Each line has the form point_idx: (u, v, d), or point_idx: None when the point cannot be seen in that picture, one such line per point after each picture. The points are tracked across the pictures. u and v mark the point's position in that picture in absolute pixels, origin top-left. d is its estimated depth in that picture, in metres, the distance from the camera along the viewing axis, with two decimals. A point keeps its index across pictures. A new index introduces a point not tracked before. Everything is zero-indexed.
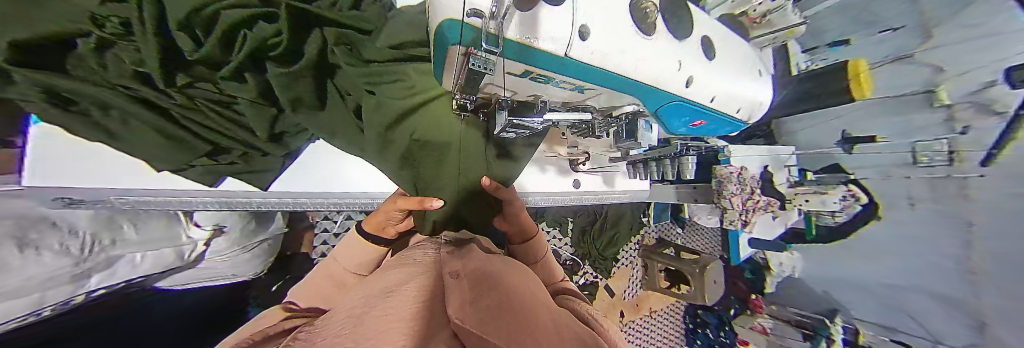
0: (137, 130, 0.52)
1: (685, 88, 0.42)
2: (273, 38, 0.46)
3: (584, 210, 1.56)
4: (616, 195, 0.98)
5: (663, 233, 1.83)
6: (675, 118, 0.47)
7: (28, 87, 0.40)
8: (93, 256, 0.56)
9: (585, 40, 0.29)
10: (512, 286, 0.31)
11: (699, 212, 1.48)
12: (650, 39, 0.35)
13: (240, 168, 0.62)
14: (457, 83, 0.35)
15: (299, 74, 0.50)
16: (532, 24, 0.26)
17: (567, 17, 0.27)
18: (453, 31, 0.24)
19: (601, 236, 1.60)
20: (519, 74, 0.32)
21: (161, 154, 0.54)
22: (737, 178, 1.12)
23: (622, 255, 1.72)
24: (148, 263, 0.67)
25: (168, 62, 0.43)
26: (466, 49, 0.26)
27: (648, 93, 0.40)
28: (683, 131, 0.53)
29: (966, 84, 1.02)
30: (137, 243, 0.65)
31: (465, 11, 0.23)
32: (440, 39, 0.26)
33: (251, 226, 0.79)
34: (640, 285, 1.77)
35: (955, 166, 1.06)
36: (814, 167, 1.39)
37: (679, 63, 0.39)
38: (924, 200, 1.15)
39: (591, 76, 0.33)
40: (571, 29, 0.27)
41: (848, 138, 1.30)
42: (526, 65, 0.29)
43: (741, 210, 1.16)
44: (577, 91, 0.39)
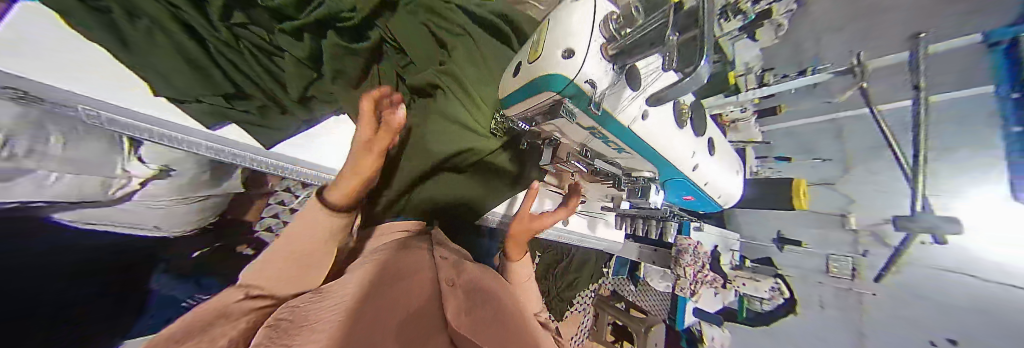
0: (162, 48, 0.42)
1: (691, 171, 0.52)
2: None
3: (554, 247, 1.61)
4: (597, 241, 1.04)
5: (619, 286, 1.93)
6: (676, 189, 0.57)
7: None
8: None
9: (646, 120, 0.40)
10: (503, 303, 0.33)
11: (653, 275, 1.64)
12: (681, 129, 0.45)
13: (257, 120, 0.54)
14: (528, 112, 0.41)
15: None
16: (617, 100, 0.36)
17: (634, 102, 0.37)
18: (559, 82, 0.31)
19: (563, 276, 1.64)
20: (585, 126, 0.40)
21: (178, 80, 0.44)
22: (692, 250, 1.25)
23: (578, 300, 1.72)
24: (62, 189, 0.44)
25: None
26: (561, 97, 0.33)
27: (662, 165, 0.49)
28: (676, 199, 0.63)
29: (870, 217, 1.27)
30: (64, 161, 0.44)
31: (578, 75, 0.31)
32: (545, 80, 0.33)
33: (205, 176, 0.65)
34: (588, 335, 1.76)
35: (856, 281, 1.31)
36: (752, 255, 1.68)
37: (693, 153, 0.49)
38: (831, 305, 1.36)
39: (635, 143, 0.42)
40: (637, 113, 0.39)
41: (782, 238, 1.55)
42: (598, 123, 0.38)
43: (691, 282, 1.29)
44: (615, 151, 0.47)
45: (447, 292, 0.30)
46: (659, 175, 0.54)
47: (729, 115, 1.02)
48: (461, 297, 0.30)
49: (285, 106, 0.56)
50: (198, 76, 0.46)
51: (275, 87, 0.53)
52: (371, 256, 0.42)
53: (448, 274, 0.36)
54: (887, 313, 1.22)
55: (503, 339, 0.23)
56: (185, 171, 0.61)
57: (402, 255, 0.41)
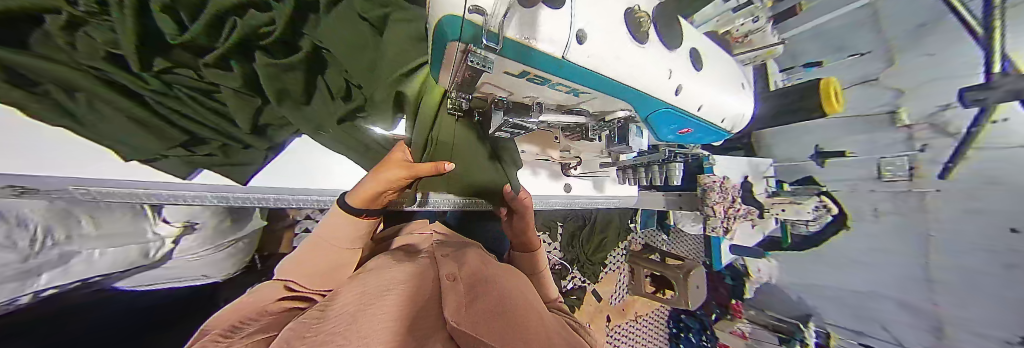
0: (108, 115, 0.40)
1: (675, 96, 0.42)
2: (267, 28, 0.36)
3: (574, 215, 1.59)
4: (604, 201, 0.98)
5: (650, 239, 1.86)
6: (664, 125, 0.48)
7: None
8: (33, 252, 0.41)
9: (582, 44, 0.28)
10: (507, 293, 0.33)
11: (684, 219, 1.58)
12: (643, 47, 0.35)
13: (221, 161, 0.54)
14: (455, 81, 0.34)
15: (292, 67, 0.42)
16: (532, 24, 0.25)
17: (566, 20, 0.27)
18: (453, 28, 0.22)
19: (590, 241, 1.63)
20: (516, 73, 0.31)
21: (130, 142, 0.43)
22: (719, 187, 1.18)
23: (609, 260, 1.73)
24: (105, 261, 0.52)
25: (147, 48, 0.32)
26: (466, 47, 0.24)
27: (634, 98, 0.40)
28: (671, 138, 0.54)
29: (923, 107, 1.13)
30: (99, 236, 0.51)
31: (466, 7, 0.21)
32: (440, 32, 0.24)
33: (226, 224, 0.68)
34: (627, 290, 1.79)
35: (915, 182, 1.18)
36: (791, 178, 1.54)
37: (670, 71, 0.40)
38: (887, 211, 1.26)
39: (588, 80, 0.33)
40: (569, 32, 0.27)
41: (820, 152, 1.43)
42: (525, 65, 0.28)
43: (724, 217, 1.22)
44: (572, 95, 0.39)
45: (446, 288, 0.31)
46: (636, 112, 0.46)
47: (740, 30, 0.88)
48: (460, 289, 0.32)
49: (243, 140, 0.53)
50: (149, 133, 0.43)
51: (227, 126, 0.49)
52: (373, 259, 0.44)
53: (448, 269, 0.37)
54: (952, 206, 1.09)
55: (502, 332, 0.23)
56: (208, 223, 0.65)
57: (401, 258, 0.43)
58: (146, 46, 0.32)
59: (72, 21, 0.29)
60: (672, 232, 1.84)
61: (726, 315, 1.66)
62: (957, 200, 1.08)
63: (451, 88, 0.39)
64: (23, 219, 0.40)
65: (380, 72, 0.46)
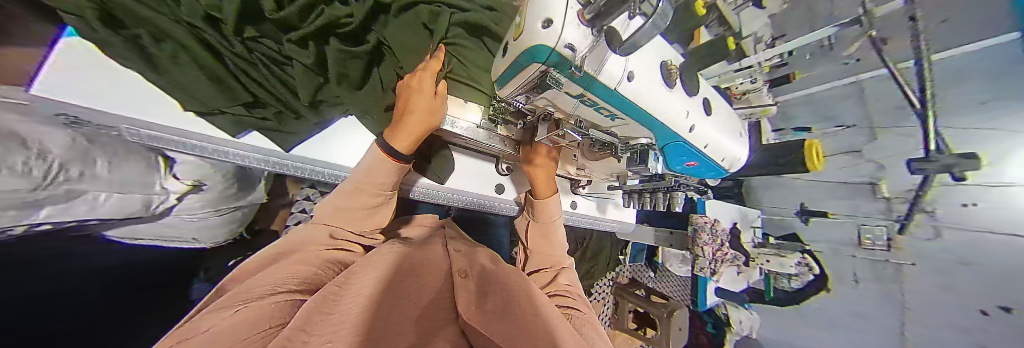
0: (185, 67, 0.44)
1: (689, 132, 0.47)
2: (347, 19, 0.41)
3: (567, 237, 1.62)
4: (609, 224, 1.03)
5: (637, 273, 1.96)
6: (675, 156, 0.52)
7: (78, 1, 0.31)
8: (50, 183, 0.39)
9: (631, 81, 0.34)
10: (513, 289, 0.39)
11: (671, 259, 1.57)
12: (671, 90, 0.41)
13: (273, 126, 0.58)
14: (519, 92, 0.39)
15: (357, 55, 0.46)
16: (600, 60, 0.30)
17: (623, 60, 0.32)
18: (541, 55, 0.27)
19: (579, 266, 1.65)
20: (573, 94, 0.36)
21: (198, 94, 0.47)
22: (710, 228, 1.24)
23: (596, 289, 1.74)
24: (111, 207, 0.50)
25: (245, 15, 0.36)
26: (546, 68, 0.29)
27: (654, 130, 0.45)
28: (677, 168, 0.58)
29: (902, 183, 1.22)
30: (107, 181, 0.49)
31: (560, 43, 0.25)
32: (524, 56, 0.29)
33: (231, 191, 0.71)
34: (608, 324, 1.79)
35: (892, 252, 1.25)
36: (775, 232, 1.61)
37: (688, 112, 0.45)
38: (867, 278, 1.32)
39: (627, 107, 0.38)
40: (622, 71, 0.32)
41: (805, 210, 1.49)
42: (584, 89, 0.33)
43: (711, 260, 1.26)
44: (608, 118, 0.44)
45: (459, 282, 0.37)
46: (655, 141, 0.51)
47: (739, 87, 0.97)
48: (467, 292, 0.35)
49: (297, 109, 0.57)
50: (216, 88, 0.48)
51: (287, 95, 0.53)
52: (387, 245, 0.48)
53: (460, 265, 0.42)
54: (927, 281, 1.16)
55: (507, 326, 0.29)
56: (214, 186, 0.66)
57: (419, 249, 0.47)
58: (243, 16, 0.36)
59: None
60: (660, 269, 1.89)
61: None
62: (933, 275, 1.15)
63: (507, 97, 0.44)
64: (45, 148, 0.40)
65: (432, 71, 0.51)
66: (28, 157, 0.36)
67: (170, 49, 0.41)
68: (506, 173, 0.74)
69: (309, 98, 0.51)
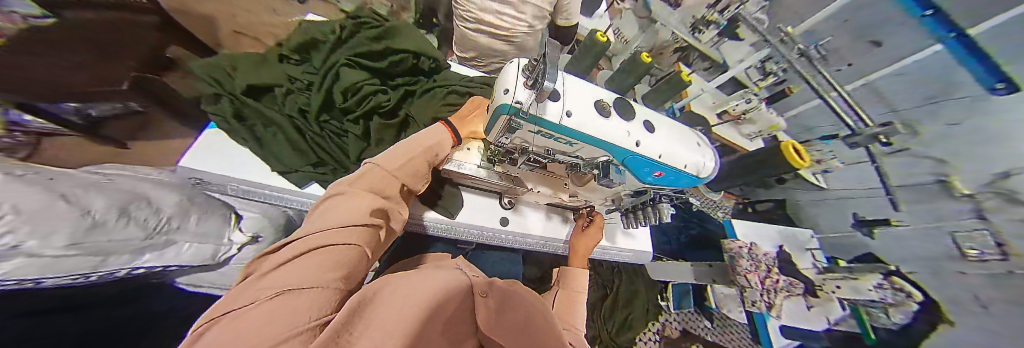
0: (275, 140, 0.62)
1: (636, 146, 0.43)
2: (384, 102, 0.68)
3: (591, 282, 1.47)
4: (621, 253, 0.91)
5: (688, 323, 1.62)
6: (638, 169, 0.46)
7: (226, 109, 0.60)
8: (159, 234, 0.53)
9: (570, 116, 0.39)
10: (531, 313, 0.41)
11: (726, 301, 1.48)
12: (607, 118, 0.41)
13: (329, 177, 0.63)
14: (498, 135, 0.47)
15: (392, 125, 0.68)
16: (542, 106, 0.38)
17: (558, 105, 0.39)
18: (505, 109, 0.39)
19: (613, 316, 1.41)
20: (535, 132, 0.43)
21: (279, 158, 0.60)
22: (747, 253, 1.23)
23: (639, 346, 1.46)
24: (189, 254, 0.59)
25: (325, 103, 0.66)
26: (509, 116, 0.40)
27: (631, 158, 0.44)
28: (647, 181, 0.48)
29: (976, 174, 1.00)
30: (192, 234, 0.60)
31: (512, 100, 0.38)
32: (496, 110, 0.41)
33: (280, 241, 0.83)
34: None
35: (1015, 262, 0.95)
36: (843, 254, 1.43)
37: (630, 132, 0.42)
38: (994, 301, 1.01)
39: (577, 136, 0.41)
40: (560, 112, 0.39)
41: (862, 220, 1.37)
42: (539, 126, 0.40)
43: (761, 289, 1.21)
44: (568, 147, 0.46)
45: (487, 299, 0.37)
46: (614, 158, 0.45)
47: (736, 108, 1.35)
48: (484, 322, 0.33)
49: (346, 165, 0.65)
50: (297, 155, 0.62)
51: (339, 155, 0.66)
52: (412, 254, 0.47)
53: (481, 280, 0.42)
54: None
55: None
56: (267, 237, 0.79)
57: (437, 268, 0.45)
58: (325, 106, 0.66)
59: (285, 91, 0.66)
60: (716, 318, 1.64)
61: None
62: None
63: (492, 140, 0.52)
64: (162, 209, 0.55)
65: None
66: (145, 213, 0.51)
67: (270, 130, 0.63)
68: (510, 207, 0.75)
69: (358, 157, 0.65)
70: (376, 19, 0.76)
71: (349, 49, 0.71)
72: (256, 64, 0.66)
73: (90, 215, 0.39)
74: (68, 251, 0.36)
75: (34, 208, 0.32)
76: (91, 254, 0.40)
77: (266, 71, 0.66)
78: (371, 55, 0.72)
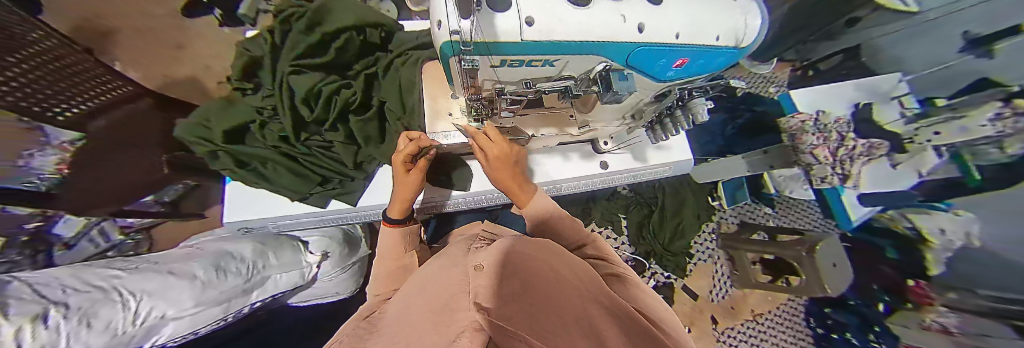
0: (276, 174, 0.65)
1: (641, 33, 0.32)
2: (351, 98, 0.63)
3: (635, 203, 1.40)
4: (653, 170, 0.83)
5: (744, 216, 1.57)
6: (652, 62, 0.36)
7: (225, 158, 0.64)
8: (255, 275, 0.68)
9: (532, 25, 0.30)
10: (547, 267, 0.29)
11: (790, 184, 1.35)
12: (584, 9, 0.31)
13: (339, 191, 0.68)
14: (463, 81, 0.40)
15: (370, 120, 0.64)
16: (490, 23, 0.29)
17: (512, 14, 0.29)
18: (450, 49, 0.32)
19: (663, 228, 1.36)
20: (498, 64, 0.36)
21: (289, 188, 0.65)
22: (813, 127, 1.10)
23: (697, 248, 1.52)
24: (285, 281, 0.75)
25: (296, 121, 0.64)
26: (458, 57, 0.33)
27: (637, 53, 0.34)
28: (672, 74, 0.39)
29: None
30: (278, 266, 0.75)
31: (449, 32, 0.30)
32: (443, 53, 0.34)
33: (345, 251, 0.95)
34: (731, 282, 1.50)
35: None
36: (952, 89, 1.09)
37: (626, 15, 0.31)
38: None
39: (550, 51, 0.33)
40: (518, 21, 0.29)
41: (977, 40, 1.03)
42: (500, 56, 0.33)
43: (833, 162, 1.11)
44: (549, 68, 0.38)
45: (480, 268, 0.26)
46: (615, 63, 0.36)
47: None
48: (495, 290, 0.20)
49: (347, 174, 0.68)
50: (302, 180, 0.66)
51: (336, 165, 0.67)
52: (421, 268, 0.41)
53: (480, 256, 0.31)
54: None
55: (541, 297, 0.22)
56: (335, 252, 0.91)
57: (442, 261, 0.39)
58: (300, 124, 0.65)
59: (262, 124, 0.66)
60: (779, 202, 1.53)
61: (903, 304, 1.17)
62: None
63: (462, 93, 0.47)
64: (248, 257, 0.70)
65: (418, 106, 0.61)
66: (236, 264, 0.65)
67: (267, 167, 0.66)
68: None
69: (354, 162, 0.66)
70: (298, 5, 0.67)
71: (291, 53, 0.66)
72: (228, 109, 0.67)
73: (198, 278, 0.55)
74: (199, 307, 0.52)
75: (159, 290, 0.47)
76: (212, 305, 0.55)
77: (239, 111, 0.67)
78: (314, 49, 0.66)
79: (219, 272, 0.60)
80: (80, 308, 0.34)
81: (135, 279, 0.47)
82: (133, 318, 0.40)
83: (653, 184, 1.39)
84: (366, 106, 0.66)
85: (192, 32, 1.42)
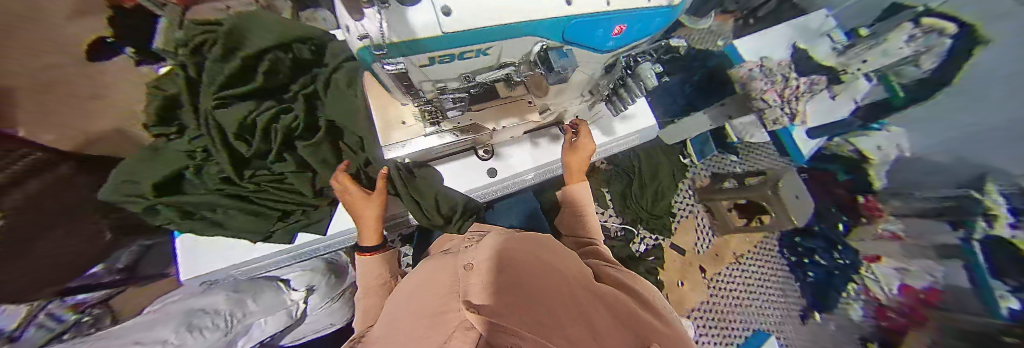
0: (232, 216, 0.62)
1: (571, 7, 0.30)
2: (294, 123, 0.59)
3: (616, 175, 1.45)
4: (622, 141, 0.86)
5: (717, 167, 1.70)
6: (590, 35, 0.35)
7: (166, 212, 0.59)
8: (234, 325, 0.64)
9: (449, 16, 0.26)
10: (536, 259, 0.30)
11: (750, 130, 1.41)
12: None
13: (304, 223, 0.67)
14: (399, 83, 0.38)
15: (320, 142, 0.60)
16: (402, 19, 0.25)
17: (425, 6, 0.26)
18: (367, 54, 0.30)
19: (645, 195, 1.42)
20: (428, 63, 0.33)
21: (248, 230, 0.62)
22: (759, 73, 1.20)
23: (679, 205, 1.63)
24: (271, 322, 0.72)
25: (236, 158, 0.59)
26: (379, 61, 0.31)
27: (569, 29, 0.33)
28: (610, 44, 0.39)
29: None
30: (259, 310, 0.71)
31: (357, 36, 0.27)
32: (363, 58, 0.32)
33: (333, 279, 0.91)
34: (713, 232, 1.63)
35: None
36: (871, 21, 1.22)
37: None
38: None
39: (478, 41, 0.30)
40: (432, 13, 0.26)
41: None
42: (426, 54, 0.31)
43: (780, 104, 1.23)
44: (484, 57, 0.36)
45: (470, 267, 0.25)
46: (552, 42, 0.35)
47: None
48: (488, 286, 0.19)
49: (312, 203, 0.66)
50: (262, 219, 0.64)
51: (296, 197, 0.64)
52: (410, 273, 0.40)
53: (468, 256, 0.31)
54: None
55: (532, 287, 0.22)
56: (321, 284, 0.86)
57: (431, 265, 0.39)
58: (240, 161, 0.60)
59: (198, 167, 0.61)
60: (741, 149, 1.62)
61: (859, 220, 1.33)
62: None
63: (406, 95, 0.44)
64: (223, 308, 0.64)
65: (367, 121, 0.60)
66: (211, 318, 0.61)
67: (218, 213, 0.62)
68: (490, 157, 0.72)
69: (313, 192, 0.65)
70: (209, 28, 0.59)
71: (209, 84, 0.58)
72: (152, 160, 0.59)
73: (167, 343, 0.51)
74: None
75: None
76: None
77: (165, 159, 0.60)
78: (238, 77, 0.59)
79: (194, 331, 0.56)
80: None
81: None
82: None
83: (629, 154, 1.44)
84: (313, 130, 0.63)
85: None
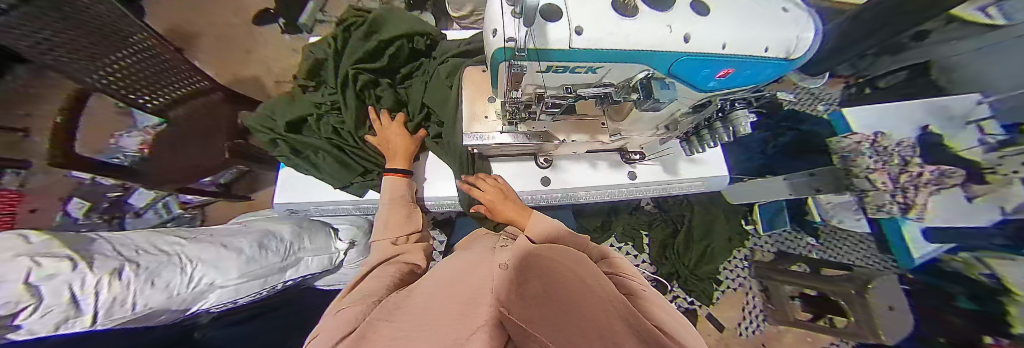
0: (327, 162, 0.73)
1: (687, 44, 0.32)
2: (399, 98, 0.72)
3: (660, 220, 1.34)
4: (684, 185, 0.80)
5: (784, 244, 1.41)
6: (695, 72, 0.36)
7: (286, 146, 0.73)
8: (292, 255, 0.74)
9: (581, 35, 0.31)
10: (571, 270, 0.29)
11: (842, 212, 1.20)
12: (632, 21, 0.32)
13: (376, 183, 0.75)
14: (505, 85, 0.43)
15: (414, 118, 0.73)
16: (543, 34, 0.31)
17: (564, 25, 0.31)
18: (500, 55, 0.35)
19: (690, 249, 1.27)
20: (544, 70, 0.38)
21: (336, 176, 0.73)
22: (867, 150, 1.06)
23: (729, 273, 1.40)
24: (315, 263, 0.82)
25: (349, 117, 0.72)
26: (507, 62, 0.36)
27: (680, 62, 0.34)
28: (712, 84, 0.39)
29: None
30: (311, 249, 0.81)
31: (503, 39, 0.32)
32: (493, 59, 0.37)
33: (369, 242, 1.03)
34: (765, 318, 1.35)
35: None
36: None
37: (672, 26, 0.32)
38: None
39: (595, 58, 0.34)
40: (568, 31, 0.31)
41: None
42: (546, 62, 0.35)
43: (891, 188, 1.05)
44: (591, 74, 0.39)
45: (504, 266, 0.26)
46: (657, 71, 0.37)
47: None
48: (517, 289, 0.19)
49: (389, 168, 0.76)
50: (348, 170, 0.74)
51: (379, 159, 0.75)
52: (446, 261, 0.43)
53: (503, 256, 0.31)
54: None
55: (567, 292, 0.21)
56: (360, 241, 0.98)
57: (466, 257, 0.41)
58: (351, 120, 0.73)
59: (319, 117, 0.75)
60: (824, 233, 1.35)
61: None
62: None
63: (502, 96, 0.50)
64: (288, 238, 0.76)
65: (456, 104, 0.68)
66: (278, 244, 0.72)
67: (319, 156, 0.74)
68: (548, 166, 0.75)
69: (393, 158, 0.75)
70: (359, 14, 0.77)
71: (351, 56, 0.74)
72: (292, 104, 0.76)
73: (245, 253, 0.62)
74: (243, 278, 0.59)
75: (210, 259, 0.55)
76: (253, 278, 0.62)
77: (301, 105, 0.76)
78: (370, 55, 0.74)
79: (263, 249, 0.67)
80: (148, 267, 0.43)
81: (193, 249, 0.54)
82: (186, 281, 0.49)
83: (681, 201, 1.32)
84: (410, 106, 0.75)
85: (258, 37, 1.62)
